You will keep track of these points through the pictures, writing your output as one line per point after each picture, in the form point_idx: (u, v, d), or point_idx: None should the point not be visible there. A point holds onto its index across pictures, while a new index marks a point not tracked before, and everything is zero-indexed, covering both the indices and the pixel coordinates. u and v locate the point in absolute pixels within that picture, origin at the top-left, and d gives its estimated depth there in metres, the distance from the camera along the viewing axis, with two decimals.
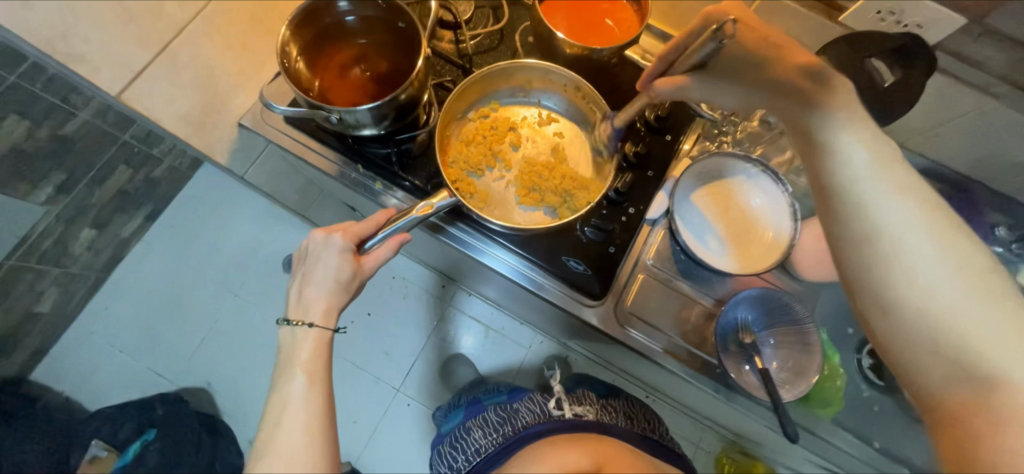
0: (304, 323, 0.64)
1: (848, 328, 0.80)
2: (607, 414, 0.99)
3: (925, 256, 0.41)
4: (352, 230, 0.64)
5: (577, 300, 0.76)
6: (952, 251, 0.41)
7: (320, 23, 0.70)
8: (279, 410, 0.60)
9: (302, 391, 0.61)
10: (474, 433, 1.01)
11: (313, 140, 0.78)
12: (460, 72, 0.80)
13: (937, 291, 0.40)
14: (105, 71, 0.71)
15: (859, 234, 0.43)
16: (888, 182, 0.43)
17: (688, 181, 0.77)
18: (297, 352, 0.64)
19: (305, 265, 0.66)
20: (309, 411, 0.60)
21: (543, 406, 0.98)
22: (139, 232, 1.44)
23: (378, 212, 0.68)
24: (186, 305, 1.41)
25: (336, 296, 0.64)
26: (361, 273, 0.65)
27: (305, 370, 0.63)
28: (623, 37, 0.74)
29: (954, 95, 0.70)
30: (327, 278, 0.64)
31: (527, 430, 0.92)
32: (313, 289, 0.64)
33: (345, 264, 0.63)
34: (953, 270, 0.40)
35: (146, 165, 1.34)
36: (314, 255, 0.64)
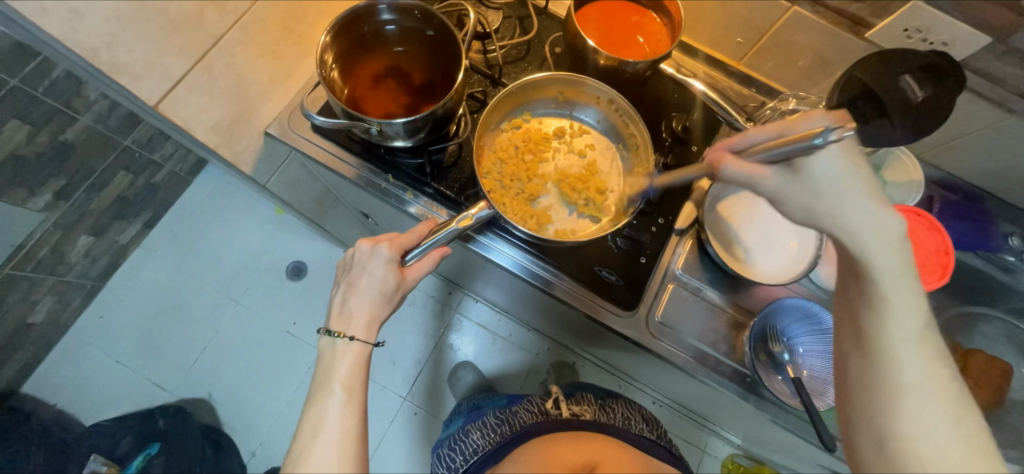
0: (346, 337, 0.61)
1: None
2: (605, 415, 0.95)
3: (934, 424, 0.41)
4: (398, 241, 0.64)
5: (607, 310, 0.77)
6: (961, 434, 0.41)
7: (359, 32, 0.71)
8: (314, 425, 0.57)
9: (341, 405, 0.58)
10: (472, 434, 0.98)
11: (341, 149, 0.77)
12: (488, 83, 0.81)
13: (938, 447, 0.41)
14: (146, 81, 0.66)
15: (883, 373, 0.43)
16: (922, 347, 0.43)
17: (715, 192, 0.79)
18: (337, 365, 0.60)
19: (350, 275, 0.64)
20: (345, 427, 0.57)
21: (540, 406, 0.97)
22: (137, 238, 1.40)
23: (420, 224, 0.67)
24: (186, 313, 1.38)
25: (380, 307, 0.63)
26: (404, 286, 0.64)
27: (344, 385, 0.59)
28: (653, 53, 0.76)
29: (972, 110, 0.72)
30: (373, 289, 0.62)
31: (522, 429, 0.91)
32: (357, 300, 0.62)
33: (390, 275, 0.62)
34: (955, 448, 0.40)
35: (146, 171, 1.32)
36: (359, 265, 0.63)
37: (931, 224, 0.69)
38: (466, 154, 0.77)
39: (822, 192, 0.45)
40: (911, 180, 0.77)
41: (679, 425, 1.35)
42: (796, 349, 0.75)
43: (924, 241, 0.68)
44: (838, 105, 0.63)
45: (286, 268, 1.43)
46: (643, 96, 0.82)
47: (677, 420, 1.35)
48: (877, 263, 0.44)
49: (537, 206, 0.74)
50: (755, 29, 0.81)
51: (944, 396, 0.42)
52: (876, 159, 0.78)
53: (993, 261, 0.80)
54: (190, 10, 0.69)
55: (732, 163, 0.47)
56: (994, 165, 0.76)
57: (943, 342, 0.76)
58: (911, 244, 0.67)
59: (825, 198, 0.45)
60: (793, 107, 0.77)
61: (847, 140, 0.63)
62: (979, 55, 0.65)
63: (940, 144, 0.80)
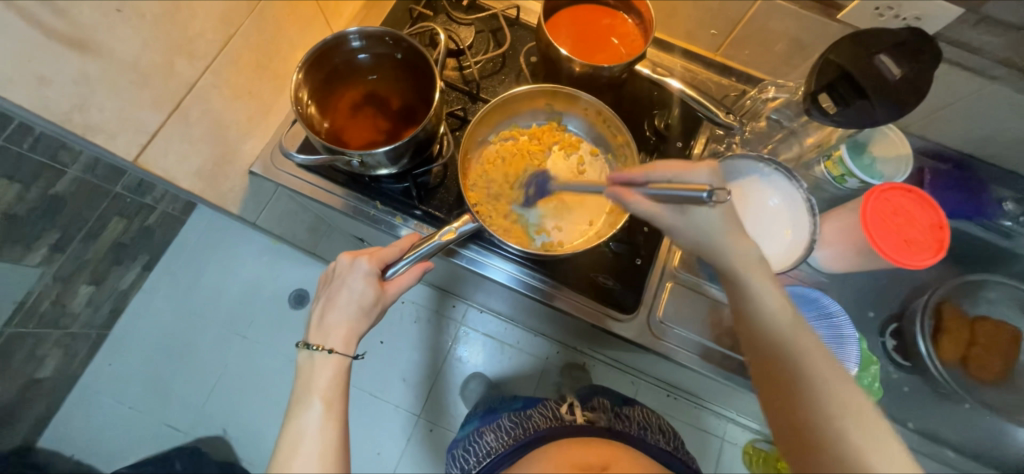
0: (324, 350, 0.60)
1: (868, 312, 0.82)
2: (620, 422, 0.95)
3: (789, 336, 0.53)
4: (378, 254, 0.63)
5: (606, 315, 0.76)
6: (806, 339, 0.52)
7: (332, 63, 0.71)
8: (294, 438, 0.56)
9: (320, 417, 0.57)
10: (485, 436, 0.98)
11: (327, 180, 0.77)
12: (467, 99, 0.81)
13: (806, 376, 0.50)
14: (123, 137, 0.65)
15: (770, 349, 0.53)
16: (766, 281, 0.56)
17: None
18: (315, 378, 0.59)
19: (329, 288, 0.64)
20: (326, 440, 0.56)
21: (555, 411, 0.96)
22: (137, 282, 1.39)
23: (402, 238, 0.67)
24: (193, 352, 1.37)
25: (359, 322, 0.62)
26: (383, 299, 0.63)
27: (323, 397, 0.59)
28: (627, 54, 0.75)
29: (952, 79, 0.72)
30: (352, 302, 0.62)
31: (535, 434, 0.90)
32: (336, 313, 0.62)
33: (370, 288, 0.61)
34: (808, 348, 0.51)
35: (140, 214, 1.30)
36: (339, 278, 0.63)
37: (923, 199, 0.68)
38: (451, 173, 0.77)
39: (700, 229, 0.58)
40: (899, 155, 0.76)
41: (696, 416, 1.34)
42: None
43: (919, 217, 0.67)
44: (815, 91, 0.63)
45: (288, 297, 1.42)
46: (622, 99, 0.83)
47: (693, 412, 1.34)
48: (741, 267, 0.57)
49: (526, 219, 0.74)
50: (728, 20, 0.81)
51: (823, 356, 0.51)
52: (864, 136, 0.77)
53: (991, 227, 0.79)
54: (160, 62, 0.67)
55: (638, 200, 0.56)
56: (980, 132, 0.76)
57: (949, 310, 0.75)
58: (902, 220, 0.66)
59: (699, 233, 0.58)
60: (774, 95, 0.77)
61: (827, 125, 0.63)
62: (955, 26, 0.65)
63: (925, 115, 0.79)
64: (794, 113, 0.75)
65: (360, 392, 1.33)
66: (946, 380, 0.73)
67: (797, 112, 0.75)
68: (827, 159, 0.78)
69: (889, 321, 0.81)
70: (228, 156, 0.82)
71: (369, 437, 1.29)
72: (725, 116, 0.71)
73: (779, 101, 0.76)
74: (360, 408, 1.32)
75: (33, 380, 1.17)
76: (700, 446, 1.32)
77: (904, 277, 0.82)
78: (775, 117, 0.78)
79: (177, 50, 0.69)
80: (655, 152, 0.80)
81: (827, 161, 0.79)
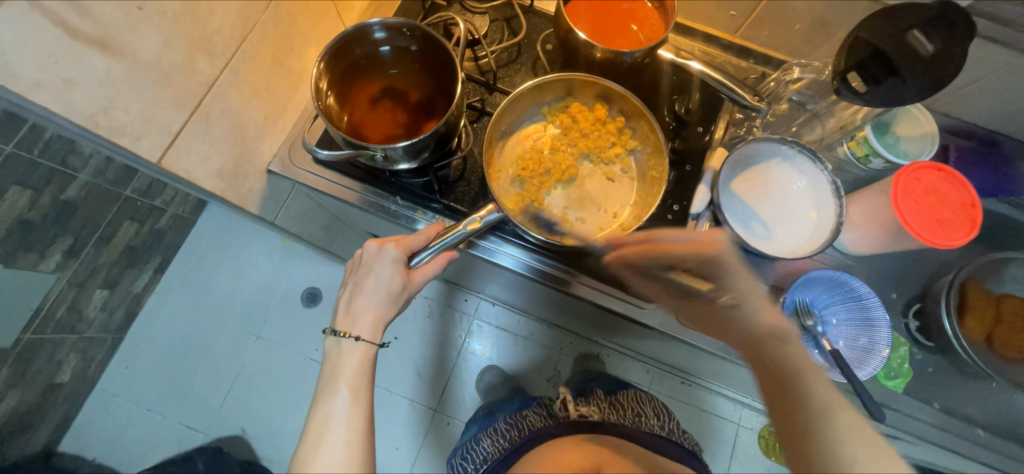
0: (351, 337, 0.59)
1: (892, 293, 0.82)
2: (615, 412, 0.95)
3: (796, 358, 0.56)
4: (404, 241, 0.61)
5: (631, 303, 0.75)
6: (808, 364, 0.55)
7: (351, 56, 0.70)
8: (320, 424, 0.54)
9: (346, 404, 0.55)
10: (483, 442, 0.97)
11: (345, 176, 0.77)
12: (484, 90, 0.79)
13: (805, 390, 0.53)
14: (147, 140, 0.65)
15: (775, 368, 0.56)
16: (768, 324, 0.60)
17: (729, 170, 0.76)
18: (342, 366, 0.58)
19: (356, 275, 0.62)
20: (352, 428, 0.54)
21: (549, 408, 0.98)
22: (150, 285, 1.39)
23: (428, 225, 0.65)
24: (210, 352, 1.38)
25: (386, 308, 0.60)
26: (410, 287, 0.61)
27: (349, 385, 0.57)
28: (648, 40, 0.74)
29: (983, 54, 0.71)
30: (379, 289, 0.60)
31: (531, 434, 0.90)
32: (363, 299, 0.60)
33: (397, 275, 0.59)
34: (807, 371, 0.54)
35: (150, 217, 1.28)
36: (366, 265, 0.61)
37: (954, 177, 0.67)
38: (470, 166, 0.76)
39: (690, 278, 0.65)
40: (924, 133, 0.75)
41: (711, 402, 1.34)
42: (829, 323, 0.74)
43: (950, 196, 0.66)
44: (845, 70, 0.63)
45: (301, 295, 1.43)
46: (642, 85, 0.81)
47: (708, 398, 1.35)
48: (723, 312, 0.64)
49: (551, 209, 0.73)
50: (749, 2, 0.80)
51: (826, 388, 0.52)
52: (886, 116, 0.76)
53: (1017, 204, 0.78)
54: (181, 60, 0.66)
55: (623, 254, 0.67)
56: (1008, 108, 0.75)
57: (974, 290, 0.75)
58: (931, 199, 0.66)
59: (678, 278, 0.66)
60: (798, 75, 0.74)
61: (858, 104, 0.64)
62: None
63: (951, 92, 0.78)
64: (816, 93, 0.76)
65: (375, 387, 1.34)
66: (975, 362, 0.72)
67: (822, 92, 0.75)
68: (851, 139, 0.77)
69: (913, 302, 0.80)
70: (245, 155, 0.81)
71: (388, 432, 1.30)
72: (753, 99, 0.70)
73: (803, 83, 0.75)
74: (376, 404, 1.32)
75: (54, 385, 1.18)
76: (715, 431, 1.32)
77: (929, 257, 0.81)
78: (796, 99, 0.79)
79: (196, 48, 0.68)
80: (676, 138, 0.79)
81: (850, 140, 0.77)
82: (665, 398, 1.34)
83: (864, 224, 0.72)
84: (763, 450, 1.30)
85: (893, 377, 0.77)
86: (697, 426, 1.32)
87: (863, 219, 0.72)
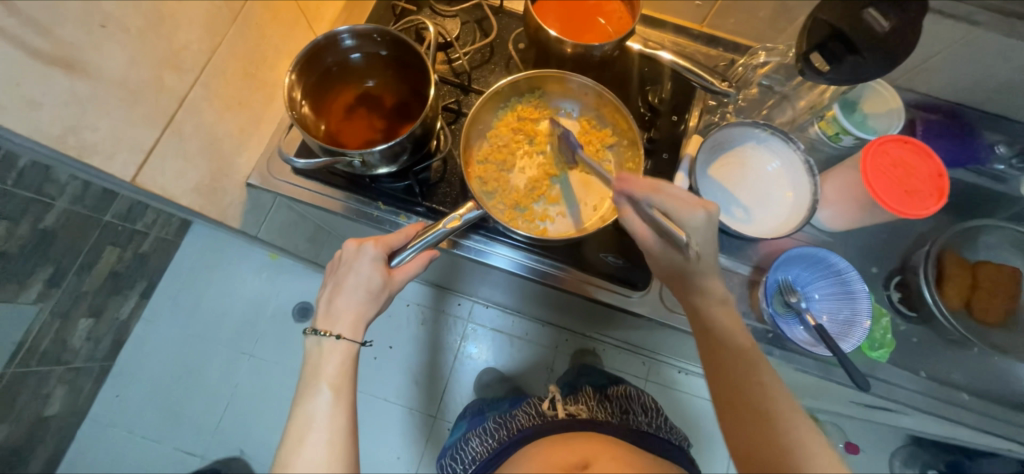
0: (332, 335, 0.58)
1: (872, 268, 0.83)
2: (602, 410, 0.96)
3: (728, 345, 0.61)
4: (384, 239, 0.61)
5: (618, 293, 0.76)
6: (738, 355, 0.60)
7: (323, 65, 0.70)
8: (301, 425, 0.53)
9: (328, 404, 0.55)
10: (472, 442, 0.97)
11: (325, 185, 0.77)
12: (460, 92, 0.80)
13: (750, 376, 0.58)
14: (120, 158, 0.64)
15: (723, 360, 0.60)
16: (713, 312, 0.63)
17: (705, 155, 0.77)
18: (323, 365, 0.57)
19: (336, 275, 0.61)
20: (334, 427, 0.54)
21: (537, 407, 0.96)
22: (136, 311, 1.36)
23: (408, 225, 0.65)
24: (202, 374, 1.36)
25: (367, 306, 0.59)
26: (391, 285, 0.60)
27: (331, 384, 0.56)
28: (616, 32, 0.75)
29: (940, 29, 0.74)
30: (359, 288, 0.59)
31: (520, 433, 0.90)
32: (344, 298, 0.59)
33: (377, 273, 0.59)
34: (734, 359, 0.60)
35: (133, 241, 1.25)
36: (345, 264, 0.60)
37: (921, 149, 0.69)
38: (451, 167, 0.76)
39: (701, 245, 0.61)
40: (890, 108, 0.77)
41: (708, 389, 1.35)
42: (812, 297, 0.76)
43: (917, 167, 0.68)
44: (808, 50, 0.65)
45: (293, 311, 1.41)
46: (614, 78, 0.83)
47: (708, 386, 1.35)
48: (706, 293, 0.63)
49: (532, 206, 0.74)
50: None
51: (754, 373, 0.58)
52: (853, 95, 0.78)
53: (983, 172, 0.82)
54: (148, 77, 0.66)
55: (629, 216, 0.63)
56: (968, 79, 0.79)
57: (951, 258, 0.77)
58: (901, 172, 0.67)
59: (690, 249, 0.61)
60: (764, 60, 0.77)
61: (822, 82, 0.65)
62: None
63: (912, 68, 0.81)
64: (785, 77, 0.78)
65: (371, 398, 1.33)
66: (957, 328, 0.74)
67: (789, 74, 0.77)
68: (820, 120, 0.78)
69: (893, 274, 0.82)
70: (223, 170, 0.81)
71: (388, 441, 1.29)
72: (721, 84, 0.71)
73: (770, 67, 0.77)
74: (374, 414, 1.31)
75: (41, 420, 1.15)
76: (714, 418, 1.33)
77: (905, 229, 0.83)
78: (766, 82, 0.80)
79: (164, 65, 0.68)
80: (651, 127, 0.81)
81: (820, 121, 0.78)
82: (664, 388, 1.35)
83: (836, 200, 0.74)
84: None
85: (877, 348, 0.78)
86: (695, 414, 1.33)
87: (837, 197, 0.74)
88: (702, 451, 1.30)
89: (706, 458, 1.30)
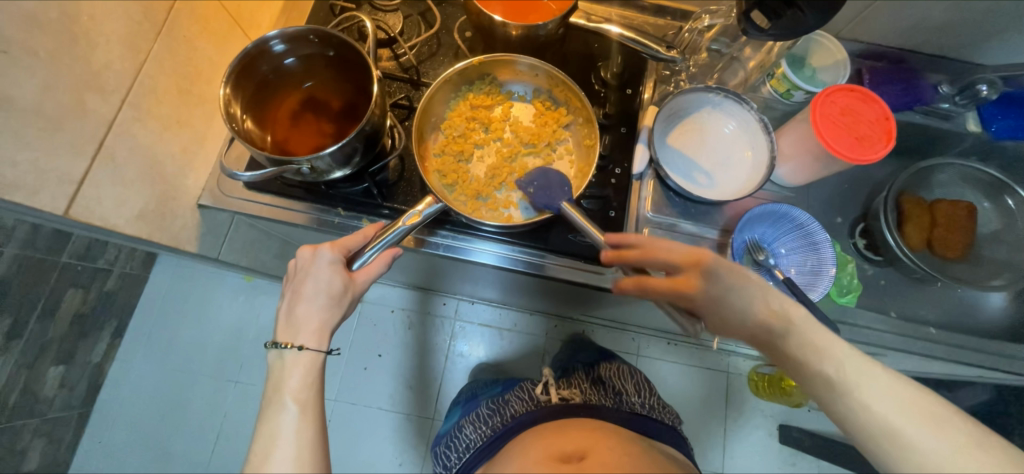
0: (294, 347, 0.56)
1: (837, 218, 0.85)
2: (596, 393, 0.96)
3: (807, 332, 0.52)
4: (341, 242, 0.60)
5: (590, 271, 0.76)
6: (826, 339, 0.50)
7: (260, 73, 0.68)
8: (266, 442, 0.52)
9: (294, 419, 0.53)
10: (464, 430, 0.97)
11: (281, 197, 0.75)
12: (410, 87, 0.78)
13: (809, 340, 0.51)
14: (47, 191, 0.61)
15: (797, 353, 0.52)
16: (786, 307, 0.54)
17: (662, 125, 0.78)
18: (286, 379, 0.55)
19: (293, 283, 0.59)
20: (302, 442, 0.53)
21: (530, 392, 0.97)
22: (110, 352, 1.29)
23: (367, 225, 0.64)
24: (188, 409, 1.32)
25: (330, 312, 0.57)
26: (353, 287, 0.59)
27: (296, 398, 0.55)
28: (559, 10, 0.74)
29: None
30: (319, 294, 0.57)
31: (515, 420, 0.90)
32: (305, 306, 0.57)
33: (336, 276, 0.57)
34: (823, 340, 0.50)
35: (96, 280, 1.16)
36: (302, 271, 0.58)
37: (865, 95, 0.70)
38: (409, 164, 0.75)
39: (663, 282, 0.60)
40: (836, 61, 0.78)
41: (697, 357, 1.37)
42: (779, 253, 0.77)
43: (865, 113, 0.69)
44: (748, 9, 0.65)
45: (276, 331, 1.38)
46: (563, 57, 0.82)
47: (700, 353, 1.37)
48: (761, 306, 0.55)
49: (495, 194, 0.74)
50: None
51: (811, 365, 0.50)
52: (799, 51, 0.79)
53: (931, 112, 0.84)
54: (68, 102, 0.62)
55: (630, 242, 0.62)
56: (906, 24, 0.81)
57: (909, 200, 0.79)
58: (848, 120, 0.69)
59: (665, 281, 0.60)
60: (708, 23, 0.77)
61: (766, 38, 0.66)
62: None
63: (853, 18, 0.83)
64: (730, 39, 0.78)
65: (367, 408, 1.31)
66: (919, 267, 0.75)
67: (734, 35, 0.77)
68: (771, 78, 0.79)
69: (857, 222, 0.83)
70: (170, 193, 0.78)
71: (386, 450, 1.28)
72: (668, 51, 0.71)
73: (716, 29, 0.77)
74: (371, 425, 1.30)
75: None
76: (709, 383, 1.35)
77: (862, 176, 0.86)
78: (714, 47, 0.80)
79: (84, 87, 0.64)
80: (608, 102, 0.80)
81: (771, 79, 0.80)
82: (657, 360, 1.37)
83: (794, 156, 0.75)
84: (756, 392, 1.34)
85: (846, 294, 0.78)
86: (691, 382, 1.35)
87: (793, 152, 0.75)
88: (699, 416, 1.33)
89: (702, 423, 1.32)
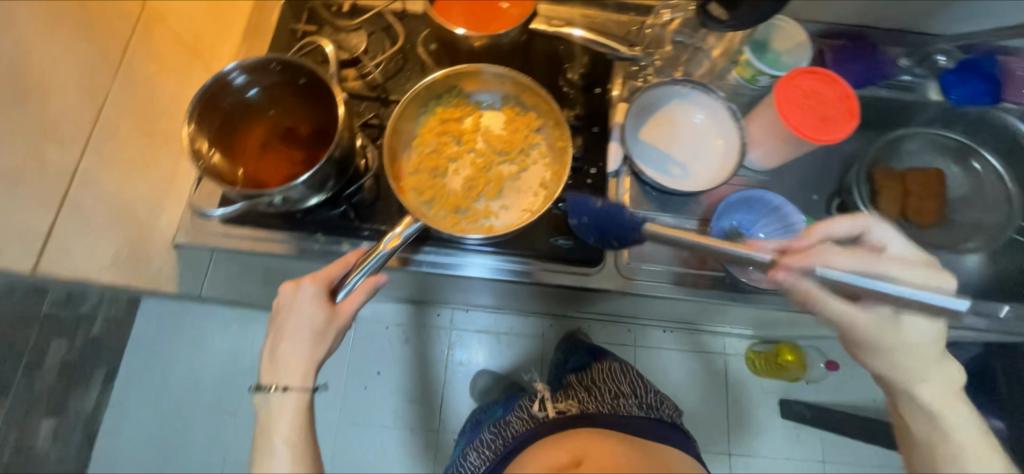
0: (278, 389, 0.55)
1: (813, 195, 0.86)
2: (594, 400, 0.94)
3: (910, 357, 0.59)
4: (321, 275, 0.60)
5: (575, 272, 0.77)
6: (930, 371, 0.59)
7: (223, 108, 0.67)
8: None
9: (285, 464, 0.53)
10: (469, 457, 0.96)
11: (258, 228, 0.74)
12: (379, 104, 0.78)
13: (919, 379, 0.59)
14: None
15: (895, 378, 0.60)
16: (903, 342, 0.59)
17: (633, 122, 0.79)
18: (274, 423, 0.55)
19: (275, 323, 0.58)
20: None
21: (528, 409, 0.95)
22: (103, 398, 1.26)
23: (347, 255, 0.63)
24: (187, 447, 1.29)
25: (315, 348, 0.57)
26: (336, 320, 0.58)
27: (287, 439, 0.55)
28: (521, 14, 0.74)
29: None
30: (301, 331, 0.57)
31: (515, 441, 0.90)
32: (288, 345, 0.56)
33: (318, 311, 0.57)
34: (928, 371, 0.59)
35: (80, 327, 1.12)
36: (283, 310, 0.58)
37: (827, 76, 0.71)
38: (384, 184, 0.74)
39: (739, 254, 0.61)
40: (798, 43, 0.80)
41: (693, 342, 1.38)
42: (759, 237, 0.78)
43: (828, 94, 0.71)
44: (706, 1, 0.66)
45: None
46: (529, 61, 0.82)
47: (696, 338, 1.39)
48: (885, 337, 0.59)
49: (474, 206, 0.74)
50: None
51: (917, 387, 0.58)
52: (761, 36, 0.80)
53: (892, 85, 0.86)
54: None
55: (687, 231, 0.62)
56: None
57: (880, 172, 0.81)
58: (812, 102, 0.70)
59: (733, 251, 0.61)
60: (669, 17, 0.78)
61: (724, 30, 0.67)
62: None
63: None
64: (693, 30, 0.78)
65: (370, 426, 1.30)
66: None
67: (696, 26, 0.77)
68: (736, 65, 0.81)
69: (832, 198, 0.85)
70: None
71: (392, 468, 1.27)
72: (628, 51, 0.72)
73: (678, 22, 0.78)
74: (375, 443, 1.29)
75: None
76: (707, 367, 1.37)
77: (833, 152, 0.87)
78: (680, 38, 0.80)
79: None
80: (577, 103, 0.81)
81: (736, 66, 0.82)
82: (655, 349, 1.38)
83: (763, 140, 0.77)
84: (753, 370, 1.36)
85: None
86: (690, 368, 1.37)
87: (762, 137, 0.76)
88: (700, 399, 1.35)
89: (703, 406, 1.34)
